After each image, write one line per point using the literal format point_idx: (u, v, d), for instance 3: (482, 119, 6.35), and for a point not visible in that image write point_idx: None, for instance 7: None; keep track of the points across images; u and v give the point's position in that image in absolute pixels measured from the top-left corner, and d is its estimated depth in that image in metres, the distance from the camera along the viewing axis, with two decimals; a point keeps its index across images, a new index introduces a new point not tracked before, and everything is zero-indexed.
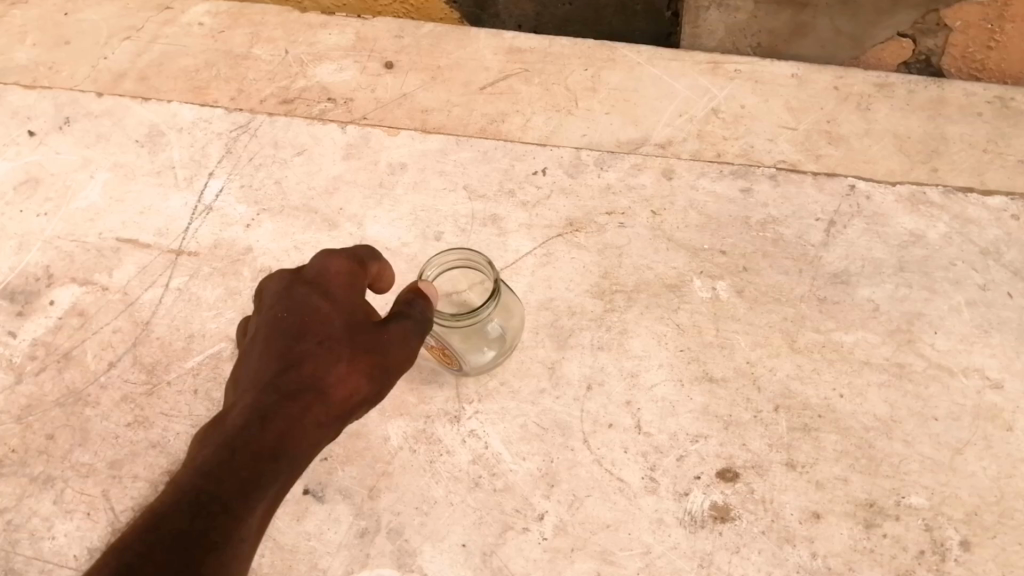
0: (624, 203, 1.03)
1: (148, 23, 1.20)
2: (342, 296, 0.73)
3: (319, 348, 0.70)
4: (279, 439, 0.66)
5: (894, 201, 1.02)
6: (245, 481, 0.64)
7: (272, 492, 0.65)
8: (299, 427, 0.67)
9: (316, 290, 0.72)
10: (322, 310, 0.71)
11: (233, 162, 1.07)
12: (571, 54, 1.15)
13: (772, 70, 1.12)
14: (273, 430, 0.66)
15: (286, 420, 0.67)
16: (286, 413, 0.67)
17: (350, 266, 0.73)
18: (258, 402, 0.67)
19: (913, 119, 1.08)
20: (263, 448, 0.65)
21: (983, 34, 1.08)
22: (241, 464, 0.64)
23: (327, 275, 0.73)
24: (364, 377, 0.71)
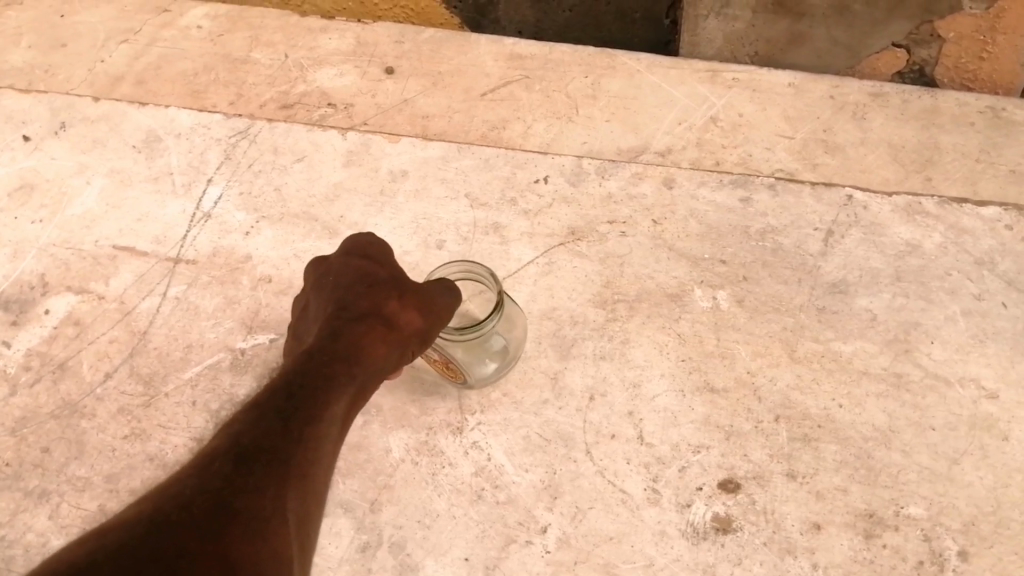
0: (625, 212, 1.03)
1: (146, 25, 1.19)
2: (379, 257, 0.82)
3: (371, 289, 0.79)
4: (349, 351, 0.74)
5: (891, 212, 1.02)
6: (324, 378, 0.71)
7: (347, 393, 0.72)
8: (370, 339, 0.76)
9: (356, 251, 0.82)
10: (374, 263, 0.81)
11: (232, 169, 1.07)
12: (571, 61, 1.15)
13: (770, 78, 1.13)
14: (349, 340, 0.75)
15: (358, 333, 0.76)
16: (352, 333, 0.76)
17: (379, 239, 0.84)
18: (333, 320, 0.77)
19: (909, 129, 1.09)
20: (340, 352, 0.74)
21: (976, 45, 1.10)
22: (321, 362, 0.73)
23: (361, 243, 0.83)
24: (417, 312, 0.78)
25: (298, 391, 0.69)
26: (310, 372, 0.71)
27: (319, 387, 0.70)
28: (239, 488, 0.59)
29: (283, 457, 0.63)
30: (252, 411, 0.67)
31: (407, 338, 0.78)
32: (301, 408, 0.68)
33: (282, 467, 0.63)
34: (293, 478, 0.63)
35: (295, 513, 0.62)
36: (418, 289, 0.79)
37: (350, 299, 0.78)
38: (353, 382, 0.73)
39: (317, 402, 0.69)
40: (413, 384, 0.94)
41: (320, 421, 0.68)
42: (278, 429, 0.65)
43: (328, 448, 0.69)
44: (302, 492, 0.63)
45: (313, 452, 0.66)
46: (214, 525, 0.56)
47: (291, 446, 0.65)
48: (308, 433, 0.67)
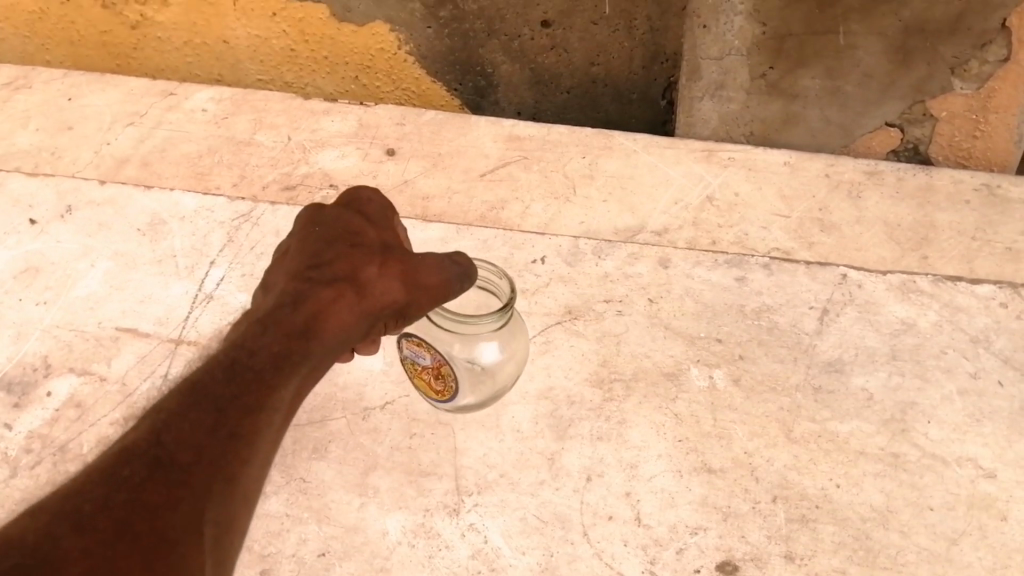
0: (621, 291, 1.04)
1: (152, 108, 1.23)
2: (375, 220, 0.86)
3: (353, 253, 0.83)
4: (308, 323, 0.80)
5: (885, 290, 1.03)
6: (276, 356, 0.78)
7: (300, 370, 0.78)
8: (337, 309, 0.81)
9: (350, 209, 0.86)
10: (364, 225, 0.85)
11: (234, 251, 1.09)
12: (569, 142, 1.19)
13: (764, 157, 1.15)
14: (315, 309, 0.80)
15: (326, 301, 0.81)
16: (317, 301, 0.80)
17: (380, 198, 0.87)
18: (305, 283, 0.82)
19: (903, 207, 1.11)
20: (303, 321, 0.80)
21: (969, 124, 1.11)
22: (278, 336, 0.79)
23: (359, 201, 0.87)
24: (395, 282, 0.81)
25: (248, 367, 0.76)
26: (265, 346, 0.78)
27: (268, 367, 0.77)
28: (148, 503, 0.67)
29: (206, 462, 0.70)
30: (192, 399, 0.73)
31: (386, 309, 0.81)
32: (243, 391, 0.74)
33: (202, 473, 0.70)
34: (212, 484, 0.70)
35: (213, 520, 0.69)
36: (407, 261, 0.81)
37: (331, 262, 0.83)
38: (310, 357, 0.79)
39: (265, 378, 0.76)
40: (411, 465, 0.94)
41: (264, 401, 0.75)
42: (211, 425, 0.72)
43: (271, 426, 0.75)
44: (223, 494, 0.70)
45: (245, 450, 0.72)
46: (107, 548, 0.63)
47: (219, 445, 0.71)
48: (245, 424, 0.73)
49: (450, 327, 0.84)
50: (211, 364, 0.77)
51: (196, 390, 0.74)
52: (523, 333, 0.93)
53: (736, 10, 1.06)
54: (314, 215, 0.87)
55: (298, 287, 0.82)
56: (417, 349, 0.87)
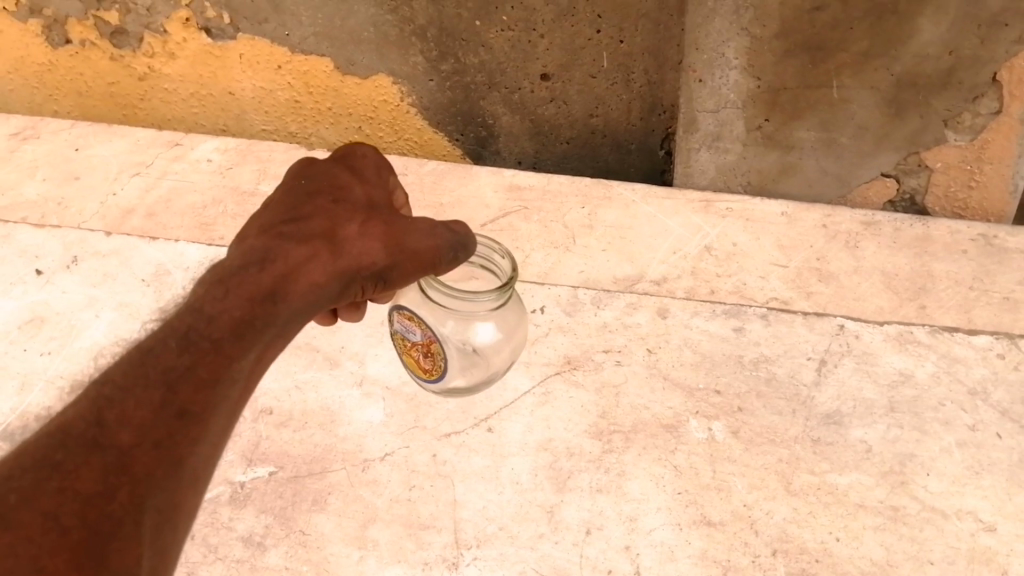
0: (620, 341, 1.05)
1: (158, 158, 1.25)
2: (367, 176, 0.81)
3: (337, 207, 0.77)
4: (276, 283, 0.72)
5: (882, 340, 1.04)
6: (238, 320, 0.70)
7: (264, 337, 0.71)
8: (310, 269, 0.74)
9: (340, 163, 0.81)
10: (353, 179, 0.80)
11: None
12: (569, 191, 1.20)
13: (762, 208, 1.17)
14: (287, 268, 0.73)
15: (300, 261, 0.74)
16: (290, 258, 0.73)
17: (377, 155, 0.83)
18: (278, 236, 0.75)
19: (901, 256, 1.11)
20: (272, 280, 0.72)
21: (964, 175, 1.13)
22: (242, 297, 0.71)
23: (353, 157, 0.82)
24: (380, 243, 0.75)
25: (206, 333, 0.68)
26: (225, 308, 0.70)
27: (226, 334, 0.69)
28: (81, 492, 0.59)
29: (150, 443, 0.62)
30: (140, 368, 0.66)
31: (366, 271, 0.75)
32: (198, 360, 0.67)
33: (144, 453, 0.62)
34: (157, 468, 0.62)
35: (155, 509, 0.61)
36: (395, 223, 0.77)
37: (309, 216, 0.76)
38: (274, 323, 0.71)
39: (223, 346, 0.68)
40: (411, 517, 0.94)
41: (222, 370, 0.67)
42: (158, 399, 0.64)
43: (228, 401, 0.67)
44: (169, 480, 0.62)
45: (196, 428, 0.64)
46: (32, 544, 0.55)
47: (167, 421, 0.63)
48: (199, 398, 0.65)
49: (445, 309, 0.80)
50: (161, 331, 0.68)
51: (145, 359, 0.66)
52: (523, 315, 0.89)
53: (731, 64, 1.08)
54: (298, 170, 0.82)
55: (268, 244, 0.74)
56: (408, 325, 0.85)
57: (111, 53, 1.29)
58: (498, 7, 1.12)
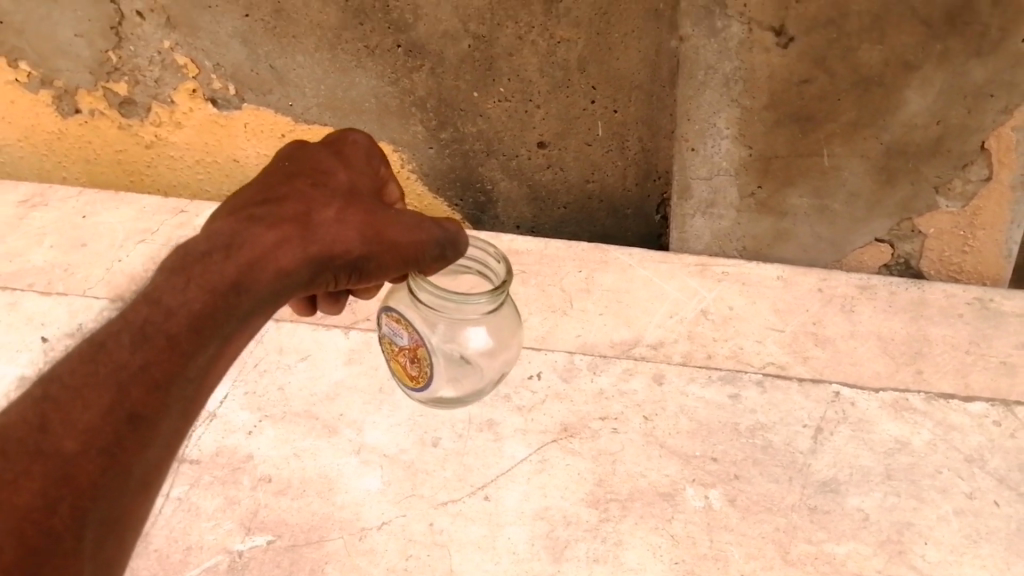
0: (616, 408, 1.05)
1: (163, 225, 1.28)
2: (353, 167, 0.82)
3: (318, 195, 0.78)
4: (241, 272, 0.71)
5: (878, 407, 1.04)
6: (199, 313, 0.68)
7: (225, 329, 0.69)
8: (284, 254, 0.73)
9: (329, 152, 0.82)
10: (337, 168, 0.81)
11: (238, 368, 1.10)
12: (566, 256, 1.22)
13: (758, 273, 1.18)
14: (260, 254, 0.72)
15: (274, 247, 0.73)
16: (260, 245, 0.73)
17: (365, 145, 0.84)
18: (250, 221, 0.74)
19: (897, 320, 1.12)
20: (241, 265, 0.71)
21: (957, 239, 1.14)
22: (203, 287, 0.69)
23: (344, 146, 0.84)
24: (357, 235, 0.76)
25: (163, 327, 0.66)
26: (185, 301, 0.68)
27: (184, 329, 0.67)
28: (21, 506, 0.58)
29: (95, 450, 0.61)
30: (91, 365, 0.64)
31: (343, 260, 0.76)
32: (151, 360, 0.65)
33: (88, 462, 0.61)
34: (101, 480, 0.61)
35: (100, 519, 0.61)
36: (376, 214, 0.78)
37: (290, 202, 0.76)
38: (237, 315, 0.70)
39: (181, 344, 0.66)
40: None
41: (176, 369, 0.66)
42: (108, 402, 0.63)
43: (184, 397, 0.66)
44: (115, 489, 0.61)
45: (146, 432, 0.63)
46: None
47: (115, 425, 0.62)
48: (151, 401, 0.64)
49: (434, 309, 0.79)
50: (114, 325, 0.66)
51: (96, 356, 0.64)
52: (518, 325, 0.88)
53: (723, 133, 1.10)
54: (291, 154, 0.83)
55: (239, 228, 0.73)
56: (397, 327, 0.84)
57: (119, 122, 1.34)
58: (496, 79, 1.18)
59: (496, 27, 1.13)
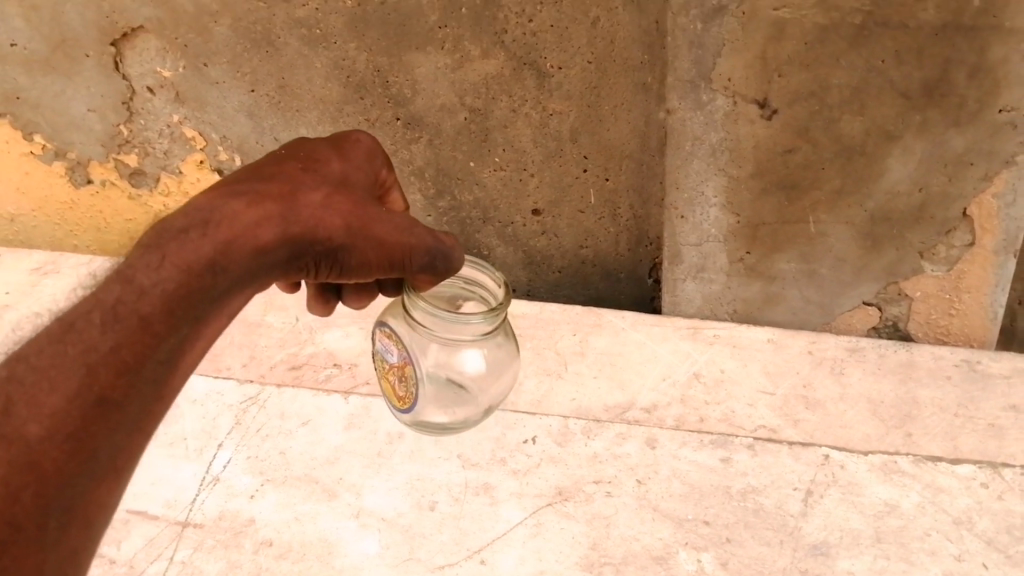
0: (610, 471, 1.06)
1: None
2: (351, 159, 0.80)
3: (309, 181, 0.75)
4: (216, 250, 0.68)
5: (868, 470, 1.06)
6: (171, 291, 0.66)
7: (198, 311, 0.67)
8: (268, 235, 0.71)
9: (327, 145, 0.80)
10: (335, 160, 0.79)
11: (242, 433, 1.11)
12: (561, 319, 1.25)
13: (748, 334, 1.21)
14: (236, 230, 0.69)
15: (256, 225, 0.71)
16: (238, 222, 0.70)
17: (370, 144, 0.82)
18: (228, 196, 0.71)
19: (886, 383, 1.14)
20: (219, 241, 0.69)
21: (943, 302, 1.16)
22: (176, 262, 0.66)
23: (344, 143, 0.81)
24: (344, 226, 0.74)
25: (136, 307, 0.65)
26: (159, 280, 0.66)
27: (158, 310, 0.65)
28: None
29: (62, 436, 0.60)
30: (58, 346, 0.63)
31: (330, 249, 0.74)
32: (121, 340, 0.63)
33: (53, 447, 0.59)
34: (67, 466, 0.60)
35: (64, 507, 0.60)
36: (370, 207, 0.76)
37: (277, 182, 0.74)
38: (210, 297, 0.68)
39: (152, 326, 0.64)
40: None
41: (145, 351, 0.64)
42: (75, 385, 0.61)
43: (153, 382, 0.64)
44: (84, 475, 0.60)
45: (114, 417, 0.62)
46: None
47: (82, 409, 0.61)
48: (120, 385, 0.62)
49: (426, 328, 0.77)
50: (83, 305, 0.65)
51: (64, 337, 0.63)
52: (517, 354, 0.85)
53: (711, 201, 1.13)
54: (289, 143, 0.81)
55: (219, 201, 0.70)
56: (389, 344, 0.82)
57: (129, 192, 1.40)
58: (491, 149, 1.23)
59: (490, 100, 1.19)
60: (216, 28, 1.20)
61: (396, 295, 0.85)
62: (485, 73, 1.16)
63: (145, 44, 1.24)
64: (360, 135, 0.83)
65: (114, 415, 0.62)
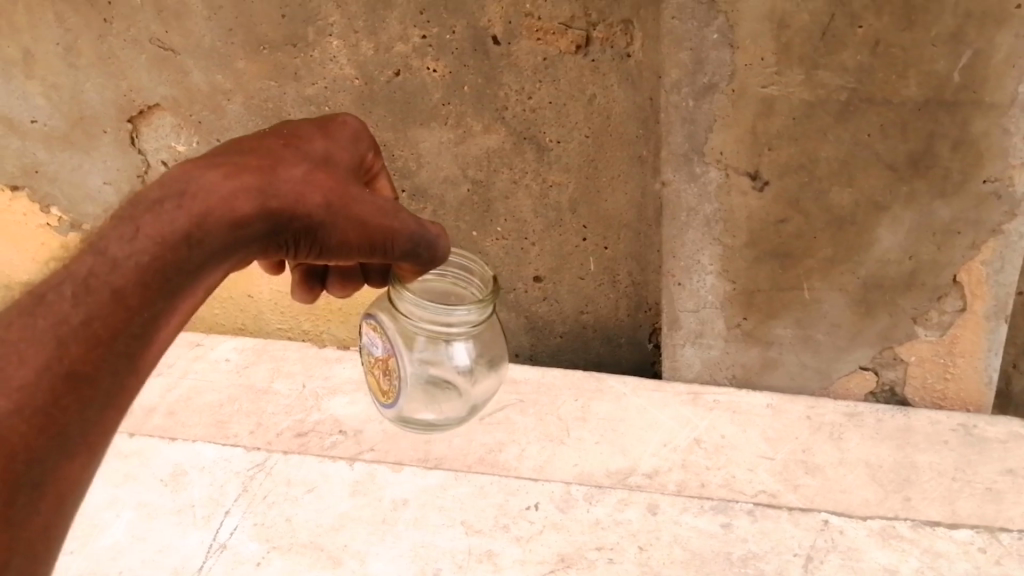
0: (612, 537, 1.07)
1: (181, 358, 1.34)
2: (339, 138, 0.79)
3: (290, 156, 0.74)
4: (190, 224, 0.67)
5: (867, 535, 1.06)
6: (145, 264, 0.65)
7: (161, 287, 0.66)
8: (244, 206, 0.70)
9: (317, 126, 0.79)
10: (327, 140, 0.78)
11: (249, 500, 1.13)
12: (563, 384, 1.27)
13: (747, 400, 1.23)
14: (211, 201, 0.68)
15: (232, 196, 0.69)
16: (217, 197, 0.68)
17: (358, 125, 0.81)
18: (206, 165, 0.70)
19: (883, 447, 1.16)
20: (193, 214, 0.67)
21: (938, 367, 1.18)
22: (150, 234, 0.66)
23: (333, 122, 0.80)
24: (321, 203, 0.73)
25: (108, 281, 0.64)
26: (132, 252, 0.65)
27: (132, 284, 0.65)
28: None
29: (31, 411, 0.60)
30: (29, 318, 0.62)
31: (309, 226, 0.73)
32: (93, 314, 0.63)
33: (21, 422, 0.59)
34: (36, 443, 0.60)
35: (36, 484, 0.60)
36: (352, 186, 0.75)
37: (260, 153, 0.73)
38: (182, 269, 0.67)
39: (127, 300, 0.64)
40: None
41: (117, 326, 0.64)
42: (46, 359, 0.61)
43: (121, 357, 0.64)
44: (60, 453, 0.61)
45: (86, 393, 0.62)
46: None
47: (54, 382, 0.61)
48: (92, 359, 0.63)
49: (415, 320, 0.78)
50: (56, 276, 0.64)
51: (35, 309, 0.63)
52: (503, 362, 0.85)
53: (707, 269, 1.16)
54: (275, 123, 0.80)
55: (195, 169, 0.69)
56: (374, 337, 0.83)
57: None
58: (493, 220, 1.27)
59: (492, 172, 1.23)
60: (228, 105, 1.25)
61: (382, 286, 0.88)
62: (488, 147, 1.21)
63: (160, 121, 1.29)
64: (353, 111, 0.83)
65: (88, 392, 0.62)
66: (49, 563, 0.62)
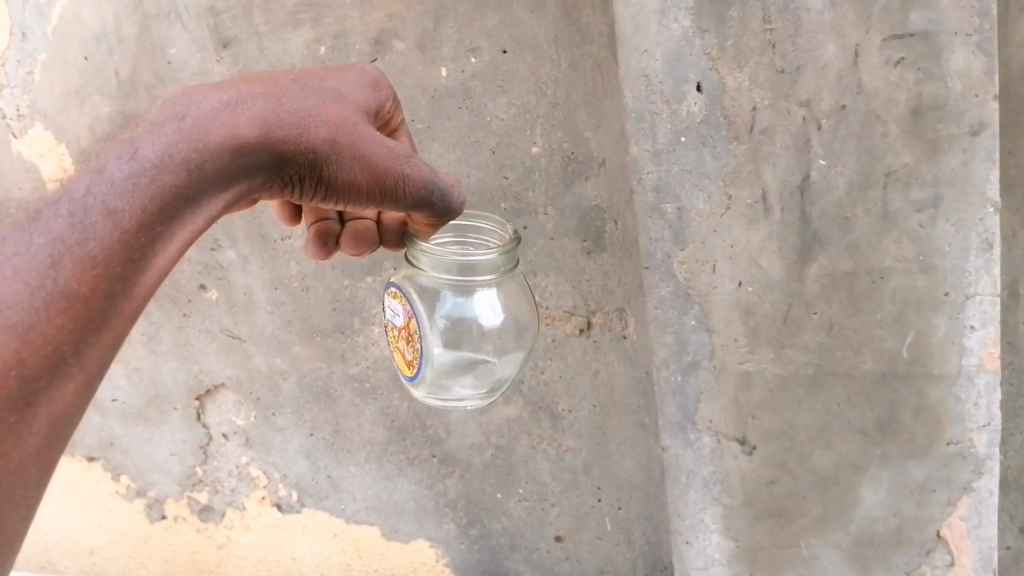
0: None
1: None
2: (353, 87, 0.95)
3: (301, 93, 0.89)
4: (190, 153, 0.81)
5: None
6: (145, 184, 0.78)
7: (160, 205, 0.79)
8: (246, 136, 0.84)
9: (337, 74, 0.96)
10: (343, 87, 0.94)
11: None
12: None
13: None
14: (212, 129, 0.82)
15: (235, 125, 0.84)
16: (220, 129, 0.83)
17: (376, 80, 0.99)
18: (213, 99, 0.85)
19: None
20: (193, 138, 0.82)
21: None
22: (152, 159, 0.79)
23: (352, 72, 0.98)
24: (325, 138, 0.87)
25: (105, 201, 0.77)
26: (132, 177, 0.78)
27: (127, 207, 0.77)
28: None
29: (25, 328, 0.70)
30: (29, 236, 0.74)
31: (313, 160, 0.87)
32: (89, 234, 0.75)
33: (15, 340, 0.69)
34: (28, 359, 0.70)
35: (26, 398, 0.69)
36: (359, 128, 0.90)
37: (267, 89, 0.88)
38: (179, 196, 0.80)
39: (124, 222, 0.77)
40: None
41: (115, 242, 0.76)
42: (39, 279, 0.72)
43: (120, 277, 0.75)
44: (52, 369, 0.71)
45: (80, 312, 0.73)
46: None
47: (47, 302, 0.72)
48: (87, 280, 0.74)
49: (429, 273, 0.97)
50: (59, 199, 0.77)
51: (33, 228, 0.75)
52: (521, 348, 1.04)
53: (712, 527, 1.24)
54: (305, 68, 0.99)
55: (199, 100, 0.84)
56: (399, 305, 1.02)
57: (197, 525, 1.59)
58: (515, 481, 1.41)
59: (512, 438, 1.39)
60: (283, 383, 1.46)
61: (394, 246, 1.08)
62: (508, 415, 1.37)
63: (224, 396, 1.50)
64: (367, 70, 0.99)
65: (82, 303, 0.73)
66: (38, 488, 0.71)
